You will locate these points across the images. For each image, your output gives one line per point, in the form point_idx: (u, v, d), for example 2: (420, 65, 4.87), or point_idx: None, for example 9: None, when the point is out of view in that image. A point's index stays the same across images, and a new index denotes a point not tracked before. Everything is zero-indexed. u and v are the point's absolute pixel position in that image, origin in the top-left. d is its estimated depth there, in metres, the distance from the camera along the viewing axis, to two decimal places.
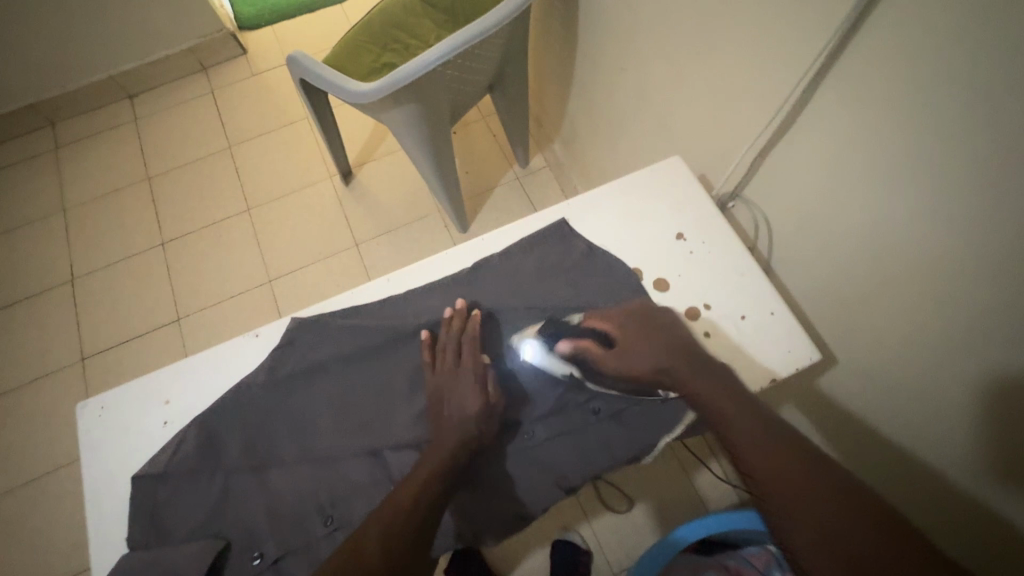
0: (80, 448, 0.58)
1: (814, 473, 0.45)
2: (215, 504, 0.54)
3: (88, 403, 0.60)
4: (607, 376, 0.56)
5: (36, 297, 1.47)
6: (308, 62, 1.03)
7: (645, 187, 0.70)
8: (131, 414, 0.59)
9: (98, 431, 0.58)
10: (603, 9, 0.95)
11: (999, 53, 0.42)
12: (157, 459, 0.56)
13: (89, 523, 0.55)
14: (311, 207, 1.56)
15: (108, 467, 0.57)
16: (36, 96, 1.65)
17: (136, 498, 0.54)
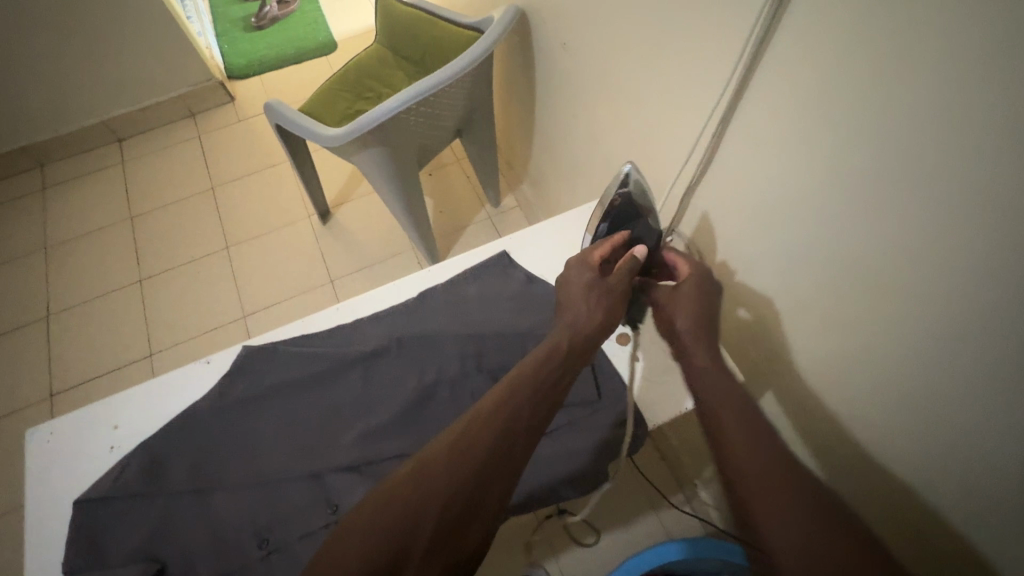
0: (25, 472, 0.59)
1: (789, 482, 0.41)
2: (154, 528, 0.55)
3: (38, 431, 0.61)
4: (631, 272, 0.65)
5: (10, 333, 1.48)
6: (282, 107, 1.10)
7: (582, 222, 0.75)
8: (79, 439, 0.61)
9: (44, 455, 0.60)
10: (556, 61, 1.03)
11: (842, 99, 0.48)
12: (99, 483, 0.57)
13: (27, 546, 0.55)
14: (289, 245, 1.60)
15: (51, 492, 0.58)
16: (29, 139, 1.72)
17: (75, 522, 0.55)
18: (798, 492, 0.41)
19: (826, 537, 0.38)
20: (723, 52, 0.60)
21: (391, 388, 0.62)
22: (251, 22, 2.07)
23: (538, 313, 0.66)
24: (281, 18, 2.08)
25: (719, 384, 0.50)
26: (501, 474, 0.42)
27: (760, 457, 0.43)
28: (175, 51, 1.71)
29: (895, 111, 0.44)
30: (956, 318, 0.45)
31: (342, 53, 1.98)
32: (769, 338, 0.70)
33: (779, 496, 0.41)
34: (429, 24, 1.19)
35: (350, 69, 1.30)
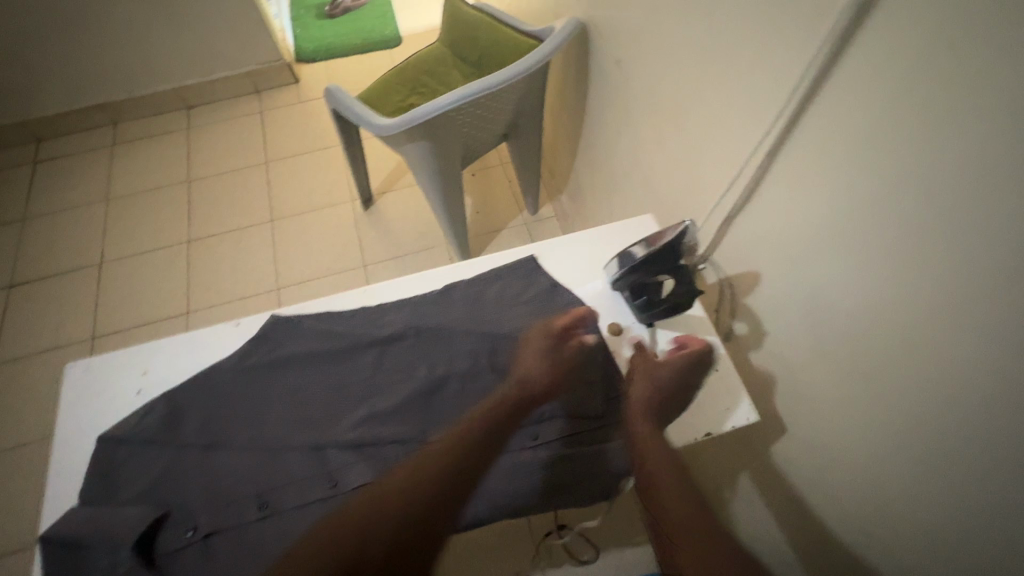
0: (59, 403, 0.63)
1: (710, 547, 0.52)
2: (164, 474, 0.58)
3: (74, 366, 0.65)
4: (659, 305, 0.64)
5: (65, 275, 1.58)
6: (342, 96, 1.15)
7: (613, 236, 0.74)
8: (110, 380, 0.64)
9: (78, 390, 0.64)
10: (609, 77, 1.04)
11: (899, 145, 0.47)
12: (122, 423, 0.60)
13: (50, 472, 0.59)
14: (329, 225, 1.65)
15: (78, 425, 0.61)
16: (108, 98, 1.84)
17: (96, 457, 0.58)
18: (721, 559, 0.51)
19: None
20: (775, 85, 0.59)
21: (403, 374, 0.63)
22: (324, 9, 2.16)
23: (556, 320, 0.66)
24: (353, 9, 2.16)
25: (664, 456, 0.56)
26: None
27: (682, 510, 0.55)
28: (250, 30, 1.80)
29: (951, 164, 0.43)
30: (992, 385, 0.44)
31: (405, 48, 2.04)
32: (790, 380, 0.69)
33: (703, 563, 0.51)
34: (491, 27, 1.22)
35: (407, 63, 1.34)
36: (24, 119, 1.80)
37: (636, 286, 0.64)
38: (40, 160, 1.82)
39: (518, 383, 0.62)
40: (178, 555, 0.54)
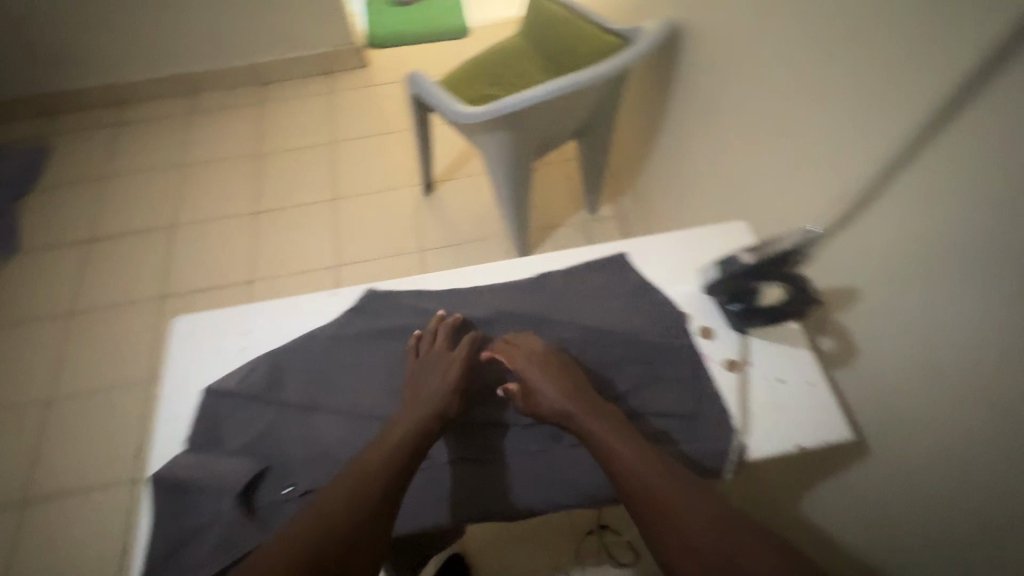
0: (167, 352, 0.66)
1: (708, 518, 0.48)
2: (263, 430, 0.61)
3: (182, 319, 0.69)
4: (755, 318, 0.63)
5: (139, 235, 1.66)
6: (427, 82, 1.17)
7: (706, 240, 0.73)
8: (214, 335, 0.67)
9: (185, 342, 0.67)
10: (697, 82, 1.02)
11: None
12: (227, 378, 0.63)
13: (158, 416, 0.62)
14: (389, 208, 1.68)
15: (183, 375, 0.65)
16: (189, 69, 1.92)
17: (203, 407, 0.62)
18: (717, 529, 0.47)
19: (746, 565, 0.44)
20: (908, 100, 0.58)
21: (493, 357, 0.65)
22: None
23: (645, 318, 0.67)
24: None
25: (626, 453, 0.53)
26: None
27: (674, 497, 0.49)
28: (328, 11, 1.84)
29: None
30: None
31: (474, 39, 2.06)
32: (878, 406, 0.67)
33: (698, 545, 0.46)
34: (575, 23, 1.21)
35: (487, 55, 1.36)
36: (111, 83, 1.90)
37: (734, 291, 0.64)
38: (122, 124, 1.91)
39: (608, 376, 0.63)
40: (278, 507, 0.56)
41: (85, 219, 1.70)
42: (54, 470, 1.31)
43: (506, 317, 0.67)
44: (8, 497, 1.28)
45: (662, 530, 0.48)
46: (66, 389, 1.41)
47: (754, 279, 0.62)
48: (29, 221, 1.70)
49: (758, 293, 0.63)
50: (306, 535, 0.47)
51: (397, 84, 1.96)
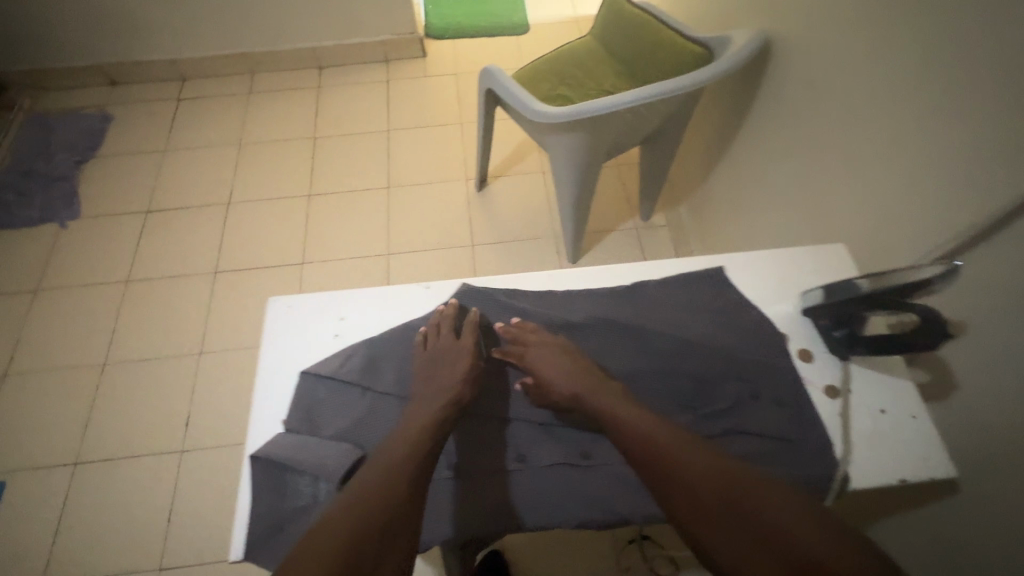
0: (265, 333, 0.67)
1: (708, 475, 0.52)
2: (362, 418, 0.61)
3: (277, 302, 0.69)
4: (860, 346, 0.62)
5: (195, 209, 1.69)
6: (504, 77, 1.18)
7: (805, 262, 0.72)
8: (311, 320, 0.68)
9: (282, 324, 0.68)
10: (785, 98, 1.01)
11: None
12: (327, 362, 0.64)
13: (257, 397, 0.63)
14: (441, 200, 1.69)
15: (282, 358, 0.66)
16: (252, 48, 1.94)
17: (303, 389, 0.63)
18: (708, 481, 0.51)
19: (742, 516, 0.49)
20: None
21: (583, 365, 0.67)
22: None
23: (745, 336, 0.67)
24: None
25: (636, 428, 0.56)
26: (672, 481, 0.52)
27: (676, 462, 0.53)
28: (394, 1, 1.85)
29: None
30: None
31: (533, 37, 2.06)
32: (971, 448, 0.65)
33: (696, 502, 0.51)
34: (656, 29, 1.20)
35: (560, 55, 1.35)
36: (175, 57, 1.92)
37: (839, 316, 0.63)
38: (182, 98, 1.94)
39: (708, 392, 0.63)
40: None
41: (144, 190, 1.73)
42: (107, 435, 1.34)
43: (511, 309, 0.69)
44: (62, 456, 1.31)
45: (680, 498, 0.51)
46: (121, 355, 1.45)
47: (865, 308, 0.60)
48: (90, 187, 1.73)
49: (864, 317, 0.62)
50: (349, 510, 0.49)
51: (455, 77, 1.96)
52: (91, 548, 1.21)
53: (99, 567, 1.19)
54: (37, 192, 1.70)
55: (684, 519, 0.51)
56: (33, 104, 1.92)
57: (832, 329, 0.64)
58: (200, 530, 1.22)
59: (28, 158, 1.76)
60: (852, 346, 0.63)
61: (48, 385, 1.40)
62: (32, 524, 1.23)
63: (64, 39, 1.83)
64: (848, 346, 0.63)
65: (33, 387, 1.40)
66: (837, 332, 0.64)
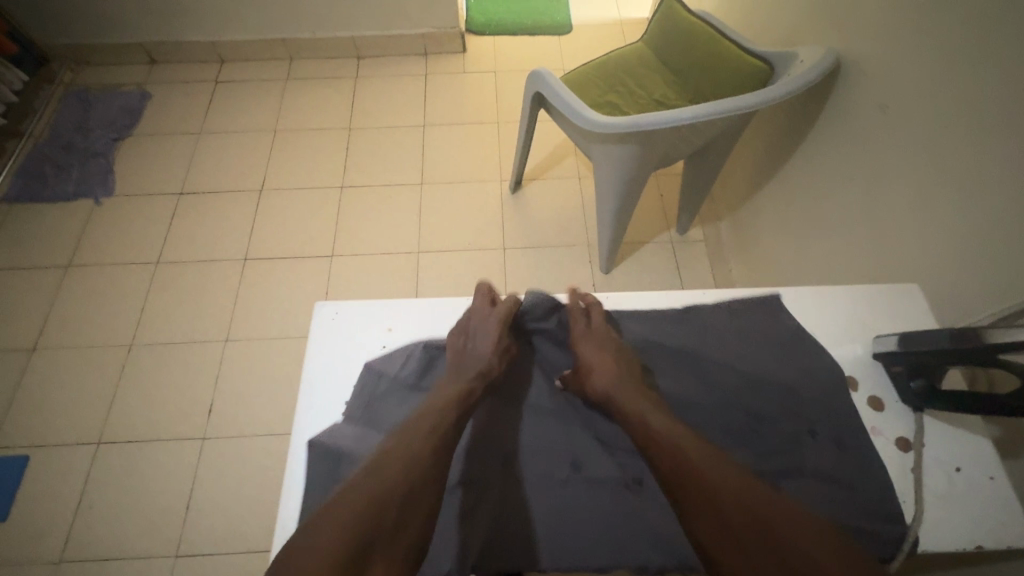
0: (312, 339, 0.70)
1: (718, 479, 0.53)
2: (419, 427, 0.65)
3: (323, 309, 0.72)
4: (939, 401, 0.58)
5: (228, 194, 1.68)
6: (554, 81, 1.15)
7: (874, 301, 0.68)
8: (357, 330, 0.71)
9: (329, 330, 0.70)
10: (852, 122, 0.97)
11: None
12: (389, 360, 0.69)
13: (303, 403, 0.65)
14: (475, 200, 1.66)
15: (327, 366, 0.68)
16: (292, 34, 1.92)
17: (363, 383, 0.67)
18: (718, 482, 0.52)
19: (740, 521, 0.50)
20: None
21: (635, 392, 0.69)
22: None
23: (806, 378, 0.64)
24: None
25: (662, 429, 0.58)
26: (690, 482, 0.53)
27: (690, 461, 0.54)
28: None
29: None
30: None
31: (575, 38, 2.02)
32: None
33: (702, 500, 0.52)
34: (714, 40, 1.16)
35: (610, 60, 1.32)
36: (215, 39, 1.91)
37: (917, 367, 0.59)
38: (220, 80, 1.93)
39: (766, 434, 0.61)
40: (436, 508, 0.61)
41: (178, 171, 1.72)
42: (130, 415, 1.34)
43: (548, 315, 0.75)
44: (86, 434, 1.32)
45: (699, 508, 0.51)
46: (148, 336, 1.45)
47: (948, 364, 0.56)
48: (126, 165, 1.74)
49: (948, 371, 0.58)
50: (370, 478, 0.53)
51: (494, 74, 1.93)
52: (110, 529, 1.21)
53: (117, 548, 1.19)
54: (73, 167, 1.71)
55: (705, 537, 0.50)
56: (74, 79, 1.92)
57: (907, 379, 0.61)
58: (217, 520, 1.22)
59: (66, 132, 1.77)
60: (930, 399, 0.59)
61: (75, 361, 1.41)
62: (53, 501, 1.24)
63: (107, 15, 1.83)
64: (926, 399, 0.59)
65: (61, 363, 1.41)
66: (913, 382, 0.60)
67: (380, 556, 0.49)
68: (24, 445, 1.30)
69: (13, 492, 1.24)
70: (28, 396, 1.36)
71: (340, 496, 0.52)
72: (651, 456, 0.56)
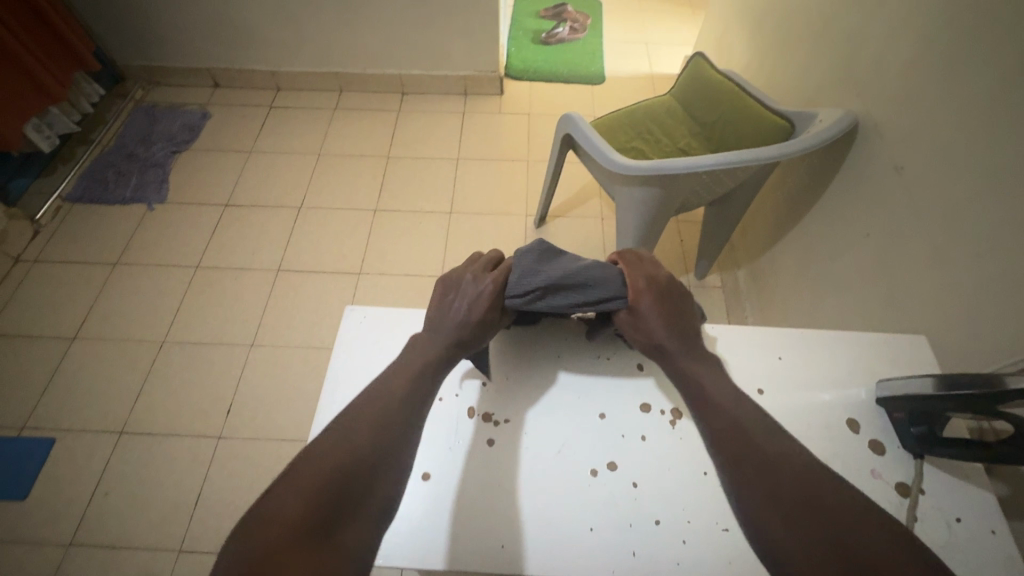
0: (340, 337, 0.75)
1: (800, 478, 0.47)
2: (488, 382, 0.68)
3: (352, 313, 0.78)
4: (940, 449, 0.59)
5: (269, 209, 1.79)
6: (584, 125, 1.22)
7: (881, 348, 0.70)
8: (382, 334, 0.75)
9: (355, 332, 0.76)
10: (868, 178, 1.01)
11: None
12: None
13: (323, 397, 0.69)
14: (501, 232, 1.73)
15: (349, 366, 0.72)
16: (344, 68, 2.08)
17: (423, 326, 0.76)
18: (795, 477, 0.48)
19: (816, 518, 0.45)
20: None
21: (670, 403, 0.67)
22: (540, 36, 2.31)
23: (811, 418, 0.65)
24: (566, 40, 2.29)
25: (726, 417, 0.53)
26: (760, 471, 0.49)
27: (778, 458, 0.49)
28: (481, 40, 1.95)
29: None
30: None
31: (607, 88, 2.13)
32: None
33: (773, 486, 0.47)
34: (737, 94, 1.23)
35: (637, 109, 1.40)
36: (274, 69, 2.09)
37: (919, 413, 0.60)
38: (274, 106, 2.09)
39: None
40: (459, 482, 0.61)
41: (226, 184, 1.85)
42: (153, 410, 1.40)
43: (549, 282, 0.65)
44: (110, 424, 1.37)
45: (754, 470, 0.49)
46: (180, 335, 1.52)
47: (950, 411, 0.56)
48: (179, 176, 1.87)
49: (947, 418, 0.59)
50: (336, 449, 0.50)
51: (527, 116, 2.04)
52: (121, 517, 1.24)
53: (125, 537, 1.22)
54: (133, 174, 1.85)
55: (754, 502, 0.47)
56: (144, 96, 2.11)
57: (903, 427, 0.62)
58: (225, 520, 1.24)
59: (131, 143, 1.92)
60: (929, 446, 0.59)
61: (111, 352, 1.49)
62: (71, 486, 1.28)
63: (182, 43, 2.02)
64: (924, 446, 0.60)
65: (96, 353, 1.48)
66: (915, 431, 0.61)
67: (348, 525, 0.46)
68: (52, 428, 1.36)
69: (36, 472, 1.30)
70: (64, 382, 1.43)
71: (307, 457, 0.49)
72: (709, 427, 0.53)
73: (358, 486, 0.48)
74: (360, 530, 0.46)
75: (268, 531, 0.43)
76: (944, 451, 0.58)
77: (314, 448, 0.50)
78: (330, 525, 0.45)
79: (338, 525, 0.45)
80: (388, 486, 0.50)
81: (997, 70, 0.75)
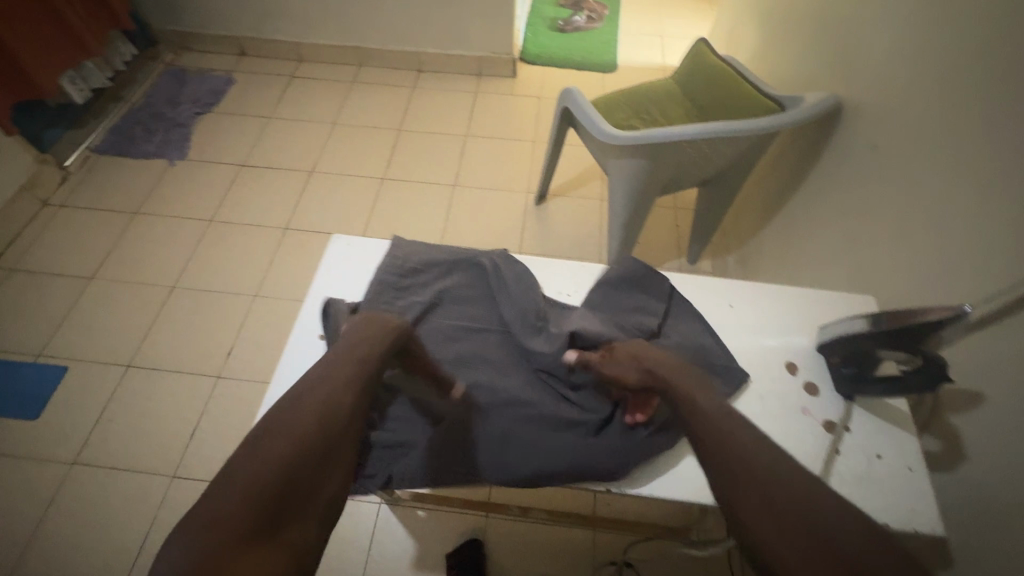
0: (327, 260, 0.88)
1: (772, 472, 0.52)
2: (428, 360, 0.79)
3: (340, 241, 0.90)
4: (870, 386, 0.63)
5: (283, 171, 1.87)
6: (581, 97, 1.27)
7: (826, 302, 0.76)
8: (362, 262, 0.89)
9: (340, 256, 0.89)
10: (848, 160, 1.04)
11: None
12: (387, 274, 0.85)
13: (309, 305, 0.82)
14: (502, 206, 1.79)
15: (334, 283, 0.86)
16: (364, 43, 2.15)
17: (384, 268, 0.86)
18: (768, 471, 0.52)
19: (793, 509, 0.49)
20: None
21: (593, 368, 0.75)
22: (557, 23, 2.35)
23: (751, 359, 0.71)
24: (582, 29, 2.34)
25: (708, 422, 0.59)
26: (737, 463, 0.54)
27: (754, 454, 0.54)
28: (498, 22, 2.00)
29: None
30: None
31: (618, 77, 2.17)
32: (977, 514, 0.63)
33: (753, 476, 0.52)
34: (734, 80, 1.27)
35: (637, 89, 1.44)
36: (297, 40, 2.16)
37: (852, 354, 0.64)
38: (295, 75, 2.17)
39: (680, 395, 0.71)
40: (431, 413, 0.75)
41: (244, 146, 1.93)
42: (159, 348, 1.48)
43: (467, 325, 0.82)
44: (118, 357, 1.46)
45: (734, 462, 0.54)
46: (190, 282, 1.61)
47: (877, 348, 0.61)
48: (200, 136, 1.96)
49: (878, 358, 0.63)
50: (269, 454, 0.53)
51: (537, 99, 2.09)
52: (122, 443, 1.33)
53: (125, 461, 1.30)
54: (158, 131, 1.95)
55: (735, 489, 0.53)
56: (174, 60, 2.21)
57: (838, 368, 0.66)
58: (219, 452, 1.32)
59: (158, 103, 2.02)
60: (861, 384, 0.64)
61: (125, 293, 1.58)
62: (79, 411, 1.37)
63: (212, 11, 2.11)
64: (857, 385, 0.64)
65: (111, 294, 1.57)
66: (848, 370, 0.65)
67: (293, 524, 0.52)
68: (65, 358, 1.45)
69: (48, 396, 1.39)
70: (79, 317, 1.52)
71: (233, 472, 0.52)
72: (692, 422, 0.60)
73: (302, 484, 0.54)
74: (301, 529, 0.52)
75: (208, 535, 0.47)
76: (874, 387, 0.63)
77: (238, 460, 0.53)
78: (274, 527, 0.50)
79: (282, 525, 0.51)
80: (328, 480, 0.56)
81: (966, 52, 0.78)
